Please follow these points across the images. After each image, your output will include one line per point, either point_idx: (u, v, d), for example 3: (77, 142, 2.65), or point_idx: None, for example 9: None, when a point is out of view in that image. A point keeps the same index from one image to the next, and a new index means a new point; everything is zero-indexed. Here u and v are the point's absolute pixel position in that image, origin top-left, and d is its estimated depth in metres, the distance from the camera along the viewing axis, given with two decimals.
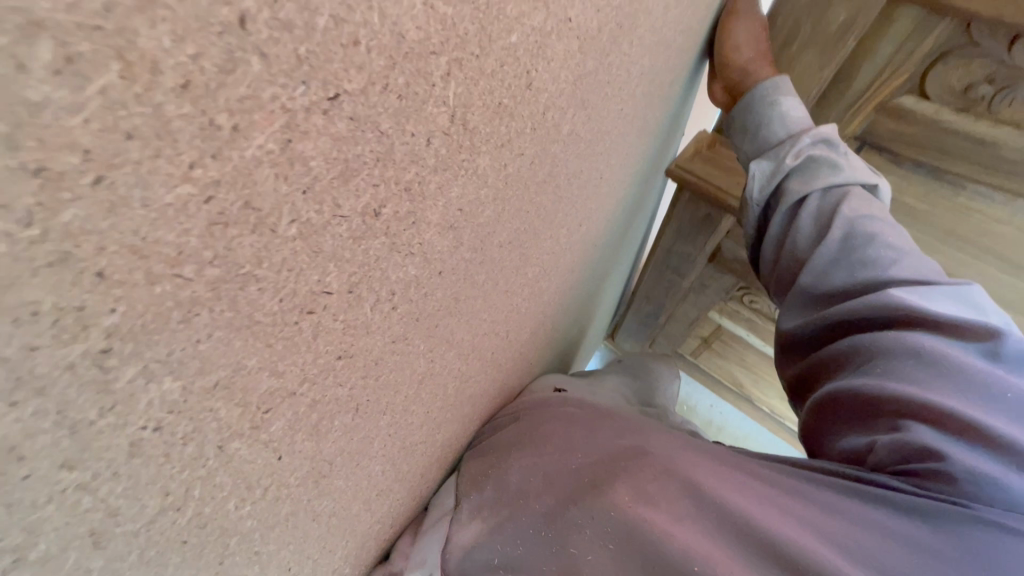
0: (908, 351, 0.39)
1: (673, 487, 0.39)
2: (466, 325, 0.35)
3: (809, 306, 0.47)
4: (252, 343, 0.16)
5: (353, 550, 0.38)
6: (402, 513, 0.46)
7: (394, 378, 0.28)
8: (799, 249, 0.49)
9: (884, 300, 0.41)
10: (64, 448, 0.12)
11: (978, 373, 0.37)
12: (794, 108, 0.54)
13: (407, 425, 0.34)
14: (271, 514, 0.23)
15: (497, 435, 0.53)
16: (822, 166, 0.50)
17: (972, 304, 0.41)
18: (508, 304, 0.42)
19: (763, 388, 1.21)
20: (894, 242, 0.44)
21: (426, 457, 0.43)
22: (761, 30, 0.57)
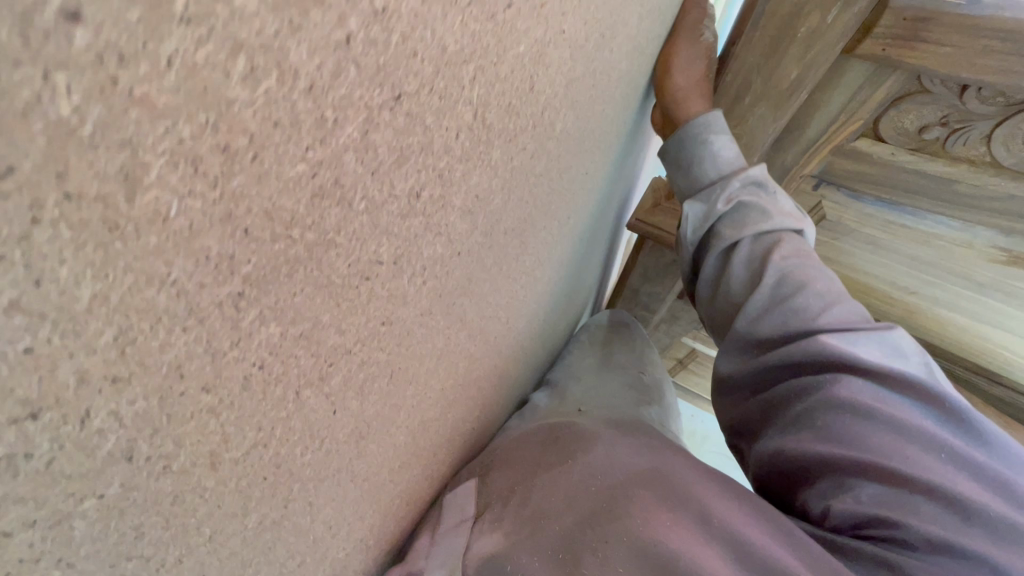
0: (844, 406, 0.44)
1: (686, 511, 0.44)
2: (476, 306, 0.38)
3: (745, 346, 0.53)
4: (327, 301, 0.20)
5: (375, 523, 0.40)
6: (416, 494, 0.49)
7: (420, 349, 0.31)
8: (734, 293, 0.56)
9: (817, 349, 0.47)
10: (205, 371, 0.15)
11: (908, 421, 0.42)
12: (725, 148, 0.61)
13: (427, 399, 0.37)
14: (324, 467, 0.26)
15: (523, 452, 0.57)
16: (749, 211, 0.58)
17: (896, 353, 0.46)
18: (509, 289, 0.46)
19: None
20: (821, 291, 0.51)
21: (437, 436, 0.46)
22: (698, 61, 0.61)
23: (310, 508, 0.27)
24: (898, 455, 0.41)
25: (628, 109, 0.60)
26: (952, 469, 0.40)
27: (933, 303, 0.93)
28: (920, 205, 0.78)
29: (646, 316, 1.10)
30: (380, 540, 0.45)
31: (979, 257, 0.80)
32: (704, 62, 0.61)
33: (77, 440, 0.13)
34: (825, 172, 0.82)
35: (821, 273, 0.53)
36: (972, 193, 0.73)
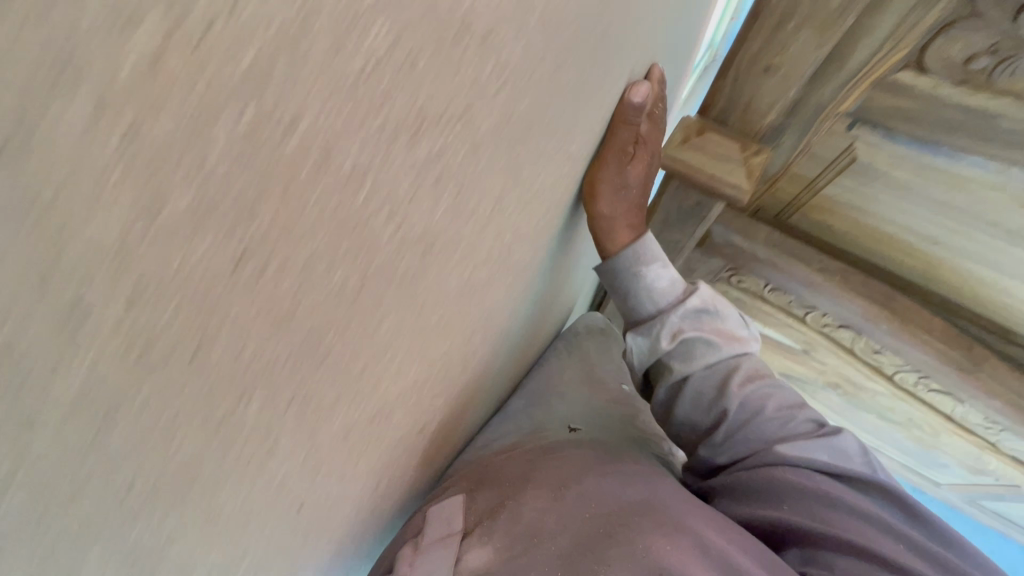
0: (801, 489, 0.64)
1: (661, 528, 0.60)
2: (531, 166, 0.38)
3: (711, 462, 0.72)
4: (432, 33, 0.19)
5: (416, 392, 0.40)
6: (451, 381, 0.49)
7: (484, 180, 0.31)
8: (679, 414, 0.74)
9: (767, 458, 0.67)
10: (333, 22, 0.15)
11: (842, 497, 0.63)
12: (659, 281, 0.74)
13: (478, 256, 0.37)
14: (395, 266, 0.26)
15: (513, 471, 0.72)
16: (687, 346, 0.73)
17: (831, 447, 0.67)
18: (558, 171, 0.46)
19: None
20: (770, 410, 0.70)
21: (476, 317, 0.45)
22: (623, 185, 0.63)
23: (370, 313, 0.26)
24: (841, 526, 0.60)
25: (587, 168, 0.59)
26: (861, 522, 0.61)
27: (957, 256, 0.94)
28: (952, 141, 0.81)
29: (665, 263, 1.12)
30: (415, 415, 0.46)
31: (1010, 202, 0.82)
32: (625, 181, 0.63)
33: (226, 22, 0.12)
34: (862, 109, 0.84)
35: (769, 390, 0.73)
36: (1013, 128, 0.75)
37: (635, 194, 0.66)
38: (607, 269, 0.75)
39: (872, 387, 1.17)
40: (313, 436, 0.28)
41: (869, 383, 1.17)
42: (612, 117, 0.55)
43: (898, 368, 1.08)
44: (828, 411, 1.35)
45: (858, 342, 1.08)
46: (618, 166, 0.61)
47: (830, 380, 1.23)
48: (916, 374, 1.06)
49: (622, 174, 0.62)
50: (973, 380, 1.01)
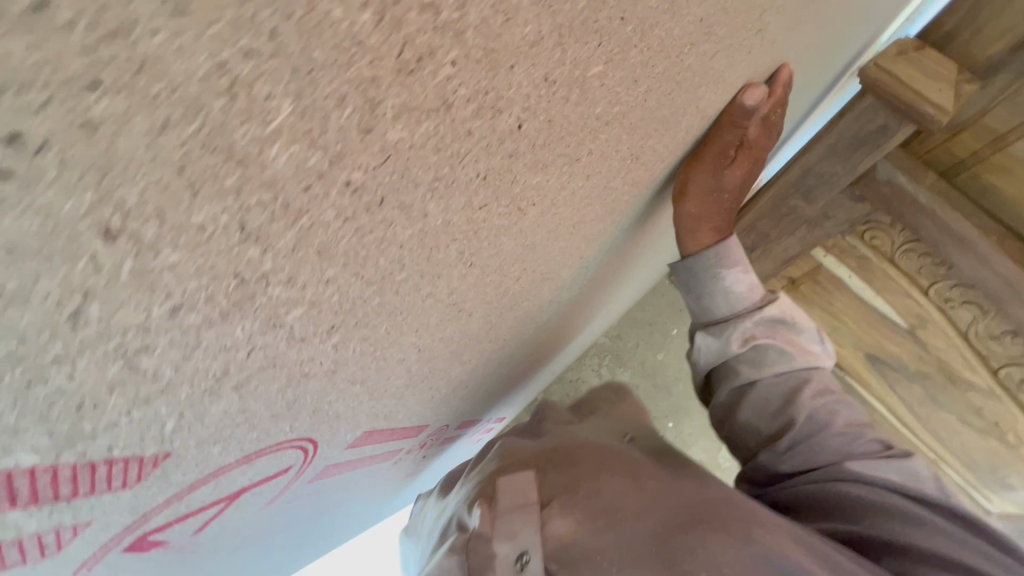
0: (887, 509, 0.55)
1: (777, 534, 0.45)
2: (690, 81, 0.34)
3: (772, 469, 0.63)
4: None
5: (479, 308, 0.39)
6: (519, 303, 0.48)
7: (634, 95, 0.29)
8: (746, 423, 0.66)
9: (834, 471, 0.59)
10: None
11: (937, 521, 0.54)
12: (736, 281, 0.67)
13: (588, 179, 0.34)
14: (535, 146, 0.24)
15: (568, 451, 0.56)
16: (761, 352, 0.66)
17: (901, 467, 0.59)
18: (717, 84, 0.39)
19: (840, 336, 1.39)
20: (838, 425, 0.62)
21: (560, 246, 0.42)
22: (715, 180, 0.55)
23: (572, 187, 0.33)
24: (940, 550, 0.52)
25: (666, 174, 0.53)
26: (962, 549, 0.52)
27: None
28: None
29: (800, 207, 1.17)
30: (476, 336, 0.46)
31: None
32: (719, 179, 0.55)
33: None
34: None
35: (838, 407, 0.64)
36: None
37: (729, 199, 0.59)
38: (681, 269, 0.69)
39: (972, 380, 1.18)
40: (453, 278, 0.30)
41: (969, 376, 1.18)
42: (717, 119, 0.48)
43: (1010, 361, 1.08)
44: (904, 406, 1.38)
45: (977, 324, 1.08)
46: (711, 171, 0.54)
47: (924, 368, 1.26)
48: None
49: (719, 173, 0.54)
50: None
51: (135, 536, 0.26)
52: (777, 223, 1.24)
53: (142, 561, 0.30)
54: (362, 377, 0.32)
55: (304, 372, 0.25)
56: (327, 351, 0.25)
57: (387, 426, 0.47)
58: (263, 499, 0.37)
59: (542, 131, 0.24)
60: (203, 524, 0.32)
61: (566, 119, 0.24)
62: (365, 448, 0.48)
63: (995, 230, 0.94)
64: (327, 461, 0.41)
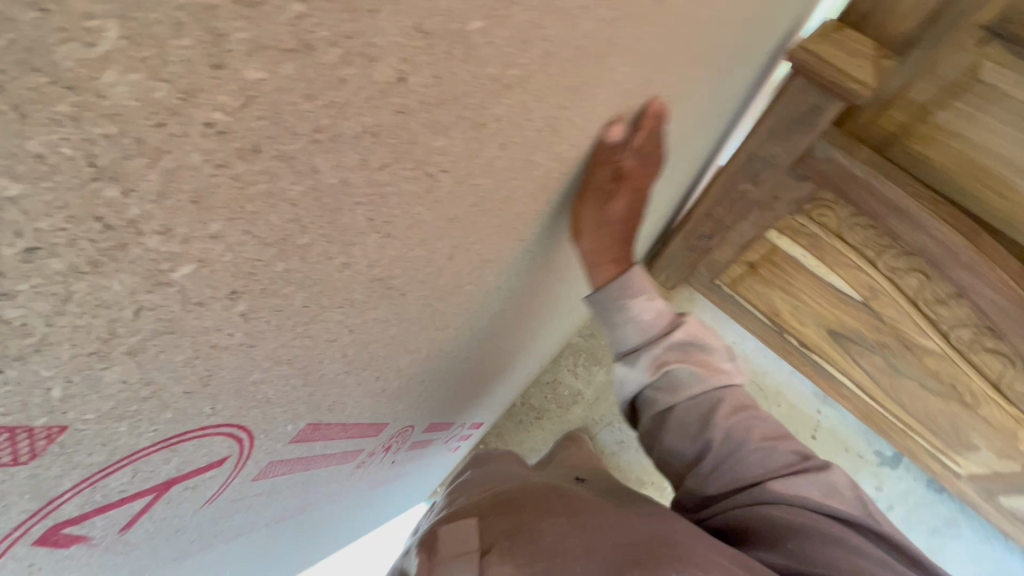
0: (805, 529, 0.60)
1: (700, 557, 0.51)
2: (596, 49, 0.35)
3: (700, 493, 0.69)
4: None
5: (415, 287, 0.40)
6: (462, 286, 0.49)
7: (533, 58, 0.30)
8: (669, 447, 0.72)
9: (761, 496, 0.63)
10: None
11: (847, 537, 0.60)
12: (642, 309, 0.73)
13: (505, 149, 0.35)
14: (432, 103, 0.25)
15: (530, 510, 0.64)
16: (671, 378, 0.72)
17: (821, 481, 0.65)
18: (629, 57, 0.41)
19: (802, 314, 1.44)
20: (754, 441, 0.67)
21: (496, 223, 0.43)
22: (601, 216, 0.60)
23: (488, 156, 0.34)
24: (851, 566, 0.57)
25: (552, 215, 0.56)
26: (869, 563, 0.58)
27: None
28: None
29: (749, 190, 1.20)
30: (422, 321, 0.46)
31: None
32: (603, 214, 0.60)
33: None
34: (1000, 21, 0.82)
35: (753, 423, 0.70)
36: None
37: (619, 231, 0.65)
38: (591, 299, 0.75)
39: (926, 346, 1.23)
40: (375, 248, 0.31)
41: (923, 342, 1.22)
42: (590, 160, 0.52)
43: (958, 324, 1.13)
44: (868, 376, 1.43)
45: (923, 290, 1.13)
46: (597, 206, 0.59)
47: (882, 339, 1.30)
48: (972, 332, 1.12)
49: (602, 210, 0.59)
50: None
51: (45, 529, 0.25)
52: (730, 208, 1.28)
53: (66, 562, 0.29)
54: (288, 357, 0.32)
55: (210, 344, 0.25)
56: (235, 320, 0.25)
57: (339, 418, 0.47)
58: (200, 498, 0.36)
59: (434, 88, 0.25)
60: (132, 519, 0.31)
61: (458, 77, 0.25)
62: (316, 444, 0.47)
63: (927, 197, 0.99)
64: (271, 457, 0.41)
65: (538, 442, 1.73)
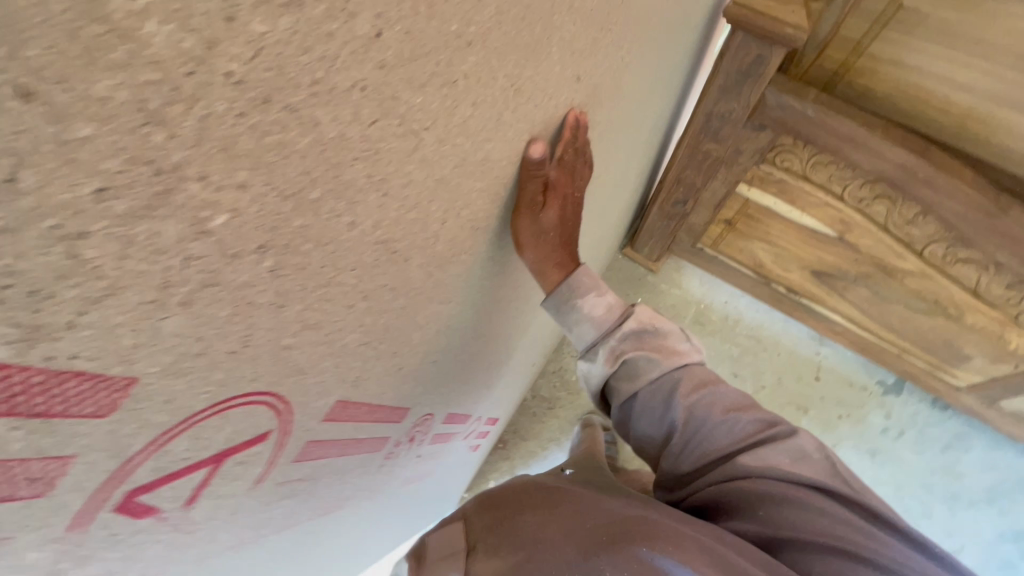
0: (773, 497, 0.68)
1: (671, 532, 0.54)
2: (543, 7, 0.39)
3: (678, 470, 0.79)
4: None
5: (417, 252, 0.43)
6: (458, 256, 0.52)
7: (489, 14, 0.34)
8: (643, 430, 0.82)
9: (735, 469, 0.72)
10: None
11: (810, 499, 0.67)
12: (592, 306, 0.81)
13: (477, 107, 0.39)
14: (407, 57, 0.29)
15: (515, 504, 0.67)
16: (631, 364, 0.81)
17: (789, 448, 0.72)
18: (574, 16, 0.45)
19: (784, 260, 1.49)
20: (717, 415, 0.76)
21: (478, 187, 0.47)
22: (538, 222, 0.65)
23: (462, 113, 0.37)
24: (815, 526, 0.65)
25: (494, 241, 0.62)
26: (832, 521, 0.65)
27: (989, 100, 0.98)
28: None
29: (713, 149, 1.25)
30: (428, 291, 0.49)
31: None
32: (538, 221, 0.65)
33: None
34: None
35: (715, 397, 0.79)
36: None
37: (556, 236, 0.69)
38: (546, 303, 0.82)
39: (906, 267, 1.28)
40: (377, 206, 0.34)
41: (902, 264, 1.28)
42: (518, 176, 0.56)
43: (929, 240, 1.18)
44: (856, 308, 1.49)
45: (892, 215, 1.18)
46: (530, 217, 0.63)
47: (864, 270, 1.36)
48: (944, 246, 1.18)
49: (537, 219, 0.64)
50: (995, 224, 1.04)
51: (123, 494, 0.27)
52: (697, 170, 1.33)
53: (142, 535, 0.31)
54: (314, 321, 0.35)
55: (245, 300, 0.28)
56: (265, 276, 0.28)
57: (366, 396, 0.50)
58: (250, 477, 0.38)
59: (406, 43, 0.28)
60: (194, 493, 0.33)
61: (424, 33, 0.29)
62: (347, 425, 0.50)
63: (877, 125, 1.05)
64: (309, 436, 0.44)
65: (555, 431, 1.75)
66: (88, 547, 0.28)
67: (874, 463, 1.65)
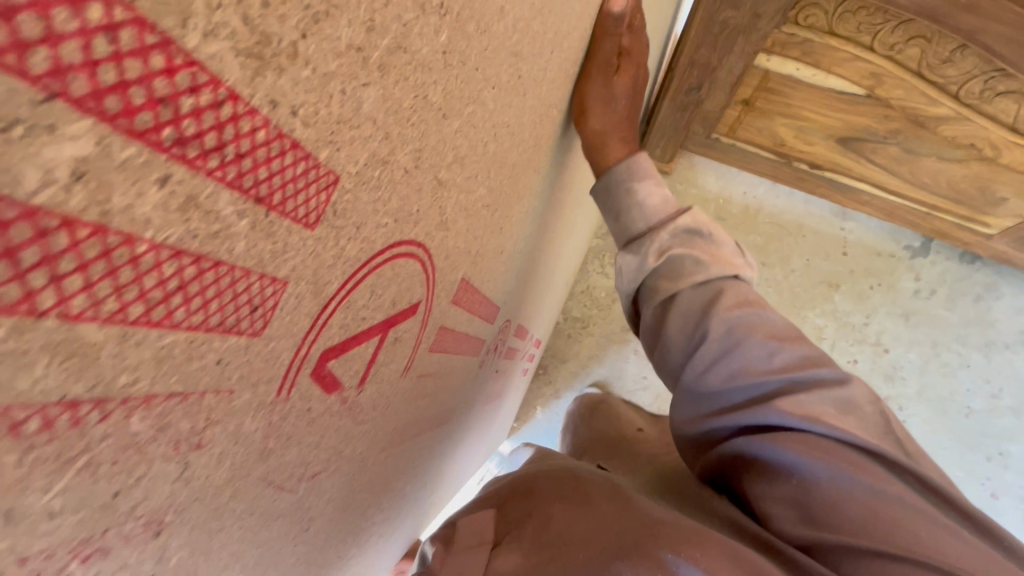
0: (810, 462, 0.54)
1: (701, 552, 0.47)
2: None
3: (698, 401, 0.63)
4: None
5: (529, 92, 0.37)
6: (548, 113, 0.45)
7: None
8: (670, 350, 0.66)
9: (770, 419, 0.57)
10: None
11: (859, 466, 0.53)
12: (647, 195, 0.68)
13: None
14: None
15: (538, 485, 0.61)
16: (683, 262, 0.66)
17: (836, 397, 0.57)
18: None
19: (808, 132, 1.43)
20: (758, 339, 0.60)
21: (576, 15, 0.40)
22: (606, 81, 0.57)
23: None
24: (856, 500, 0.52)
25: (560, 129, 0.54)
26: (882, 500, 0.51)
27: None
28: None
29: (731, 17, 1.16)
30: (527, 154, 0.44)
31: None
32: (607, 80, 0.57)
33: None
34: None
35: (762, 320, 0.62)
36: None
37: (624, 105, 0.62)
38: (593, 188, 0.71)
39: (939, 114, 1.23)
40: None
41: (935, 112, 1.22)
42: (593, 33, 0.49)
43: (968, 78, 1.13)
44: (883, 171, 1.45)
45: (927, 56, 1.12)
46: (603, 79, 0.56)
47: (894, 126, 1.31)
48: (982, 82, 1.13)
49: (607, 86, 0.57)
50: None
51: (319, 353, 0.23)
52: (713, 46, 1.24)
53: (329, 420, 0.27)
54: (461, 153, 0.29)
55: (422, 91, 0.22)
56: (438, 58, 0.22)
57: (476, 282, 0.45)
58: (402, 361, 0.34)
59: None
60: (366, 370, 0.29)
61: None
62: (462, 315, 0.45)
63: None
64: (441, 320, 0.39)
65: (592, 349, 1.74)
66: (291, 425, 0.23)
67: (909, 324, 1.67)
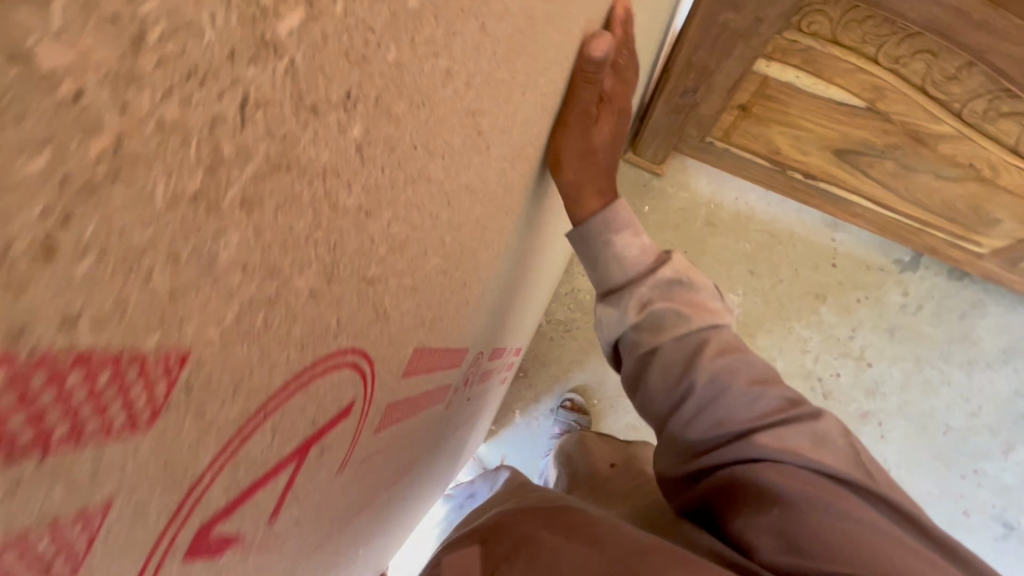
0: (784, 488, 0.51)
1: None
2: None
3: (678, 445, 0.59)
4: None
5: (495, 143, 0.31)
6: (523, 152, 0.40)
7: None
8: (652, 398, 0.62)
9: (746, 452, 0.54)
10: None
11: (833, 493, 0.50)
12: (625, 244, 0.63)
13: None
14: None
15: (521, 519, 0.56)
16: (662, 318, 0.61)
17: (811, 431, 0.55)
18: None
19: (804, 142, 1.39)
20: (739, 385, 0.57)
21: (556, 47, 0.34)
22: (587, 125, 0.52)
23: None
24: (835, 528, 0.48)
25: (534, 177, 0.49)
26: (861, 529, 0.47)
27: None
28: None
29: (732, 20, 1.10)
30: (496, 202, 0.38)
31: None
32: (587, 124, 0.52)
33: None
34: None
35: (745, 362, 0.59)
36: None
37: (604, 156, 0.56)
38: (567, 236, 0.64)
39: (938, 132, 1.19)
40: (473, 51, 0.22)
41: (935, 129, 1.18)
42: (570, 80, 0.44)
43: (972, 96, 1.09)
44: (877, 184, 1.42)
45: (931, 71, 1.08)
46: (581, 125, 0.51)
47: (891, 141, 1.26)
48: (987, 100, 1.08)
49: (585, 134, 0.52)
50: None
51: (192, 535, 0.18)
52: (712, 48, 1.18)
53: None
54: (401, 240, 0.24)
55: (330, 202, 0.16)
56: (353, 158, 0.17)
57: (434, 345, 0.40)
58: (334, 464, 0.29)
59: None
60: (279, 502, 0.24)
61: None
62: (418, 380, 0.40)
63: None
64: (389, 398, 0.34)
65: (575, 354, 1.70)
66: None
67: (893, 339, 1.66)
